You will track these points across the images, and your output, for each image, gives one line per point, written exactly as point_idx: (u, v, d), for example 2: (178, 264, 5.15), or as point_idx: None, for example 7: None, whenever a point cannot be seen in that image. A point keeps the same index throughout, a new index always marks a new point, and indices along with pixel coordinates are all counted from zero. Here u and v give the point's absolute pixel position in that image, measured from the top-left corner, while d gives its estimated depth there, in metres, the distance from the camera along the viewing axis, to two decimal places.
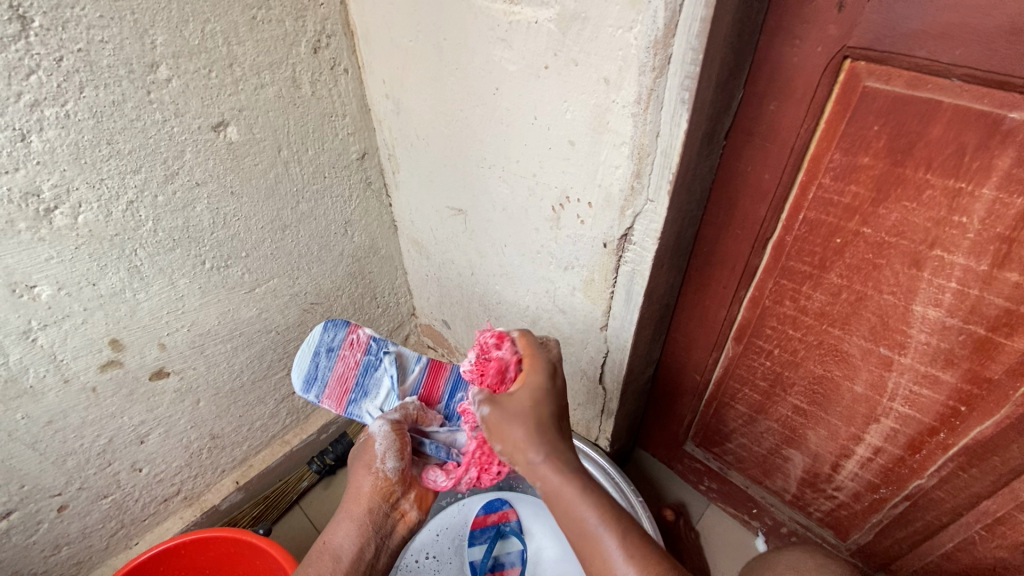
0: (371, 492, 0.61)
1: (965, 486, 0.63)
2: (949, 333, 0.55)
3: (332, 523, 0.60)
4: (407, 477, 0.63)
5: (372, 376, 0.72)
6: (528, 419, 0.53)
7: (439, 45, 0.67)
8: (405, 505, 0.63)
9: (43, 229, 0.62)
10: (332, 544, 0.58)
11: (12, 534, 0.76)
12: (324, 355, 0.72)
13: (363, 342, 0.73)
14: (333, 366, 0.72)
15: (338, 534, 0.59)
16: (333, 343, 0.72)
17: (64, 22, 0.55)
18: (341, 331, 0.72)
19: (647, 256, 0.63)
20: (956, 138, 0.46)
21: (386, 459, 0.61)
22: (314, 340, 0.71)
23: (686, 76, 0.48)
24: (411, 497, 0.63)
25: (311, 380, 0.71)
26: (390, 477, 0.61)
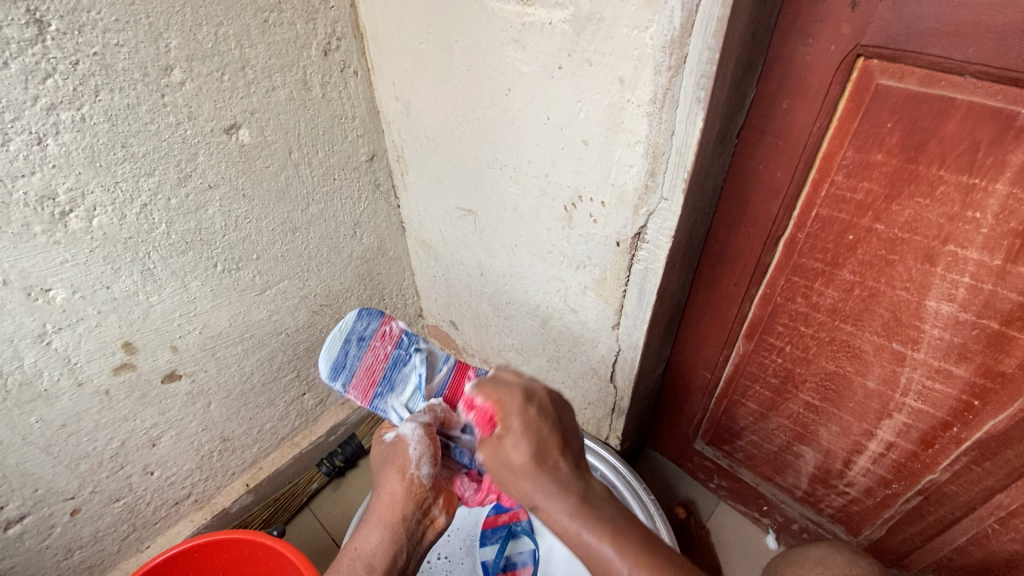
0: (403, 500, 0.57)
1: (978, 480, 0.63)
2: (962, 327, 0.55)
3: (361, 529, 0.57)
4: (439, 483, 0.60)
5: (399, 370, 0.71)
6: (518, 466, 0.50)
7: (451, 47, 0.68)
8: (436, 511, 0.59)
9: (59, 232, 0.62)
10: (364, 552, 0.54)
11: (26, 538, 0.76)
12: (356, 344, 0.72)
13: (394, 335, 0.73)
14: (363, 357, 0.72)
15: (370, 539, 0.55)
16: (365, 333, 0.73)
17: (80, 26, 0.55)
18: (374, 322, 0.73)
19: (661, 254, 0.63)
20: (970, 134, 0.46)
21: (421, 464, 0.59)
22: (345, 329, 0.72)
23: (702, 75, 0.48)
24: (441, 503, 0.60)
25: (339, 367, 0.70)
26: (424, 483, 0.58)
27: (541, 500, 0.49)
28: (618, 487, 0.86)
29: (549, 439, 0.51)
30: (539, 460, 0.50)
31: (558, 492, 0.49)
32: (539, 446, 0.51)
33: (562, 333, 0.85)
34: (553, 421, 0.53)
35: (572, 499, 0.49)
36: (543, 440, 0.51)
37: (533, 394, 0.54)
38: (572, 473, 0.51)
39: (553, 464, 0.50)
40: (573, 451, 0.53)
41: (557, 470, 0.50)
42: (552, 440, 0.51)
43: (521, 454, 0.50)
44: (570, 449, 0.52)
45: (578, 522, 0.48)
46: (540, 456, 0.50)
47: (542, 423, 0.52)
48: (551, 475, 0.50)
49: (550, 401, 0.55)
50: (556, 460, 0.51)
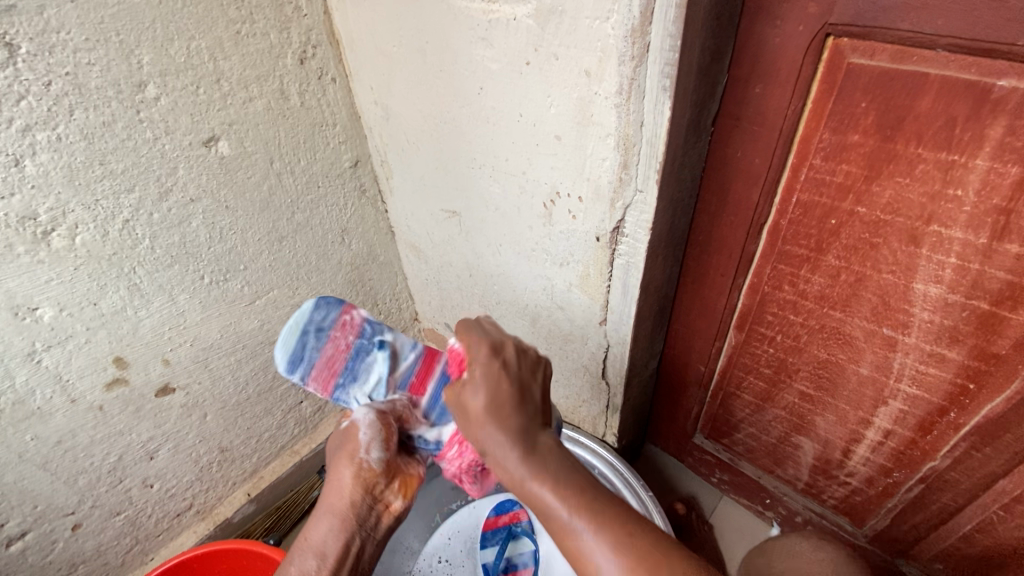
0: (352, 486, 0.57)
1: (980, 465, 0.61)
2: (952, 309, 0.53)
3: (313, 520, 0.56)
4: (392, 466, 0.59)
5: (362, 361, 0.67)
6: (483, 403, 0.48)
7: (423, 48, 0.67)
8: (391, 496, 0.58)
9: (42, 252, 0.62)
10: (315, 542, 0.55)
11: (29, 554, 0.77)
12: (315, 336, 0.66)
13: (357, 325, 0.68)
14: (323, 348, 0.66)
15: (322, 532, 0.55)
16: (326, 323, 0.67)
17: (50, 47, 0.56)
18: (335, 311, 0.68)
19: (640, 247, 0.62)
20: (946, 109, 0.45)
21: (369, 448, 0.58)
22: (302, 321, 0.66)
23: (666, 63, 0.47)
24: (396, 488, 0.59)
25: (297, 360, 0.65)
26: (374, 467, 0.58)
27: (495, 448, 0.47)
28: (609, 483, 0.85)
29: (508, 391, 0.49)
30: (496, 409, 0.48)
31: (513, 441, 0.47)
32: (497, 396, 0.49)
33: (552, 331, 0.84)
34: (519, 372, 0.52)
35: (529, 455, 0.46)
36: (505, 387, 0.49)
37: (503, 347, 0.53)
38: (531, 427, 0.48)
39: (508, 416, 0.48)
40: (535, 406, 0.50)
41: (517, 420, 0.48)
42: (514, 391, 0.50)
43: (478, 400, 0.49)
44: (534, 403, 0.50)
45: (531, 475, 0.46)
46: (498, 403, 0.48)
47: (506, 371, 0.51)
48: (509, 426, 0.47)
49: (521, 351, 0.54)
50: (518, 409, 0.49)
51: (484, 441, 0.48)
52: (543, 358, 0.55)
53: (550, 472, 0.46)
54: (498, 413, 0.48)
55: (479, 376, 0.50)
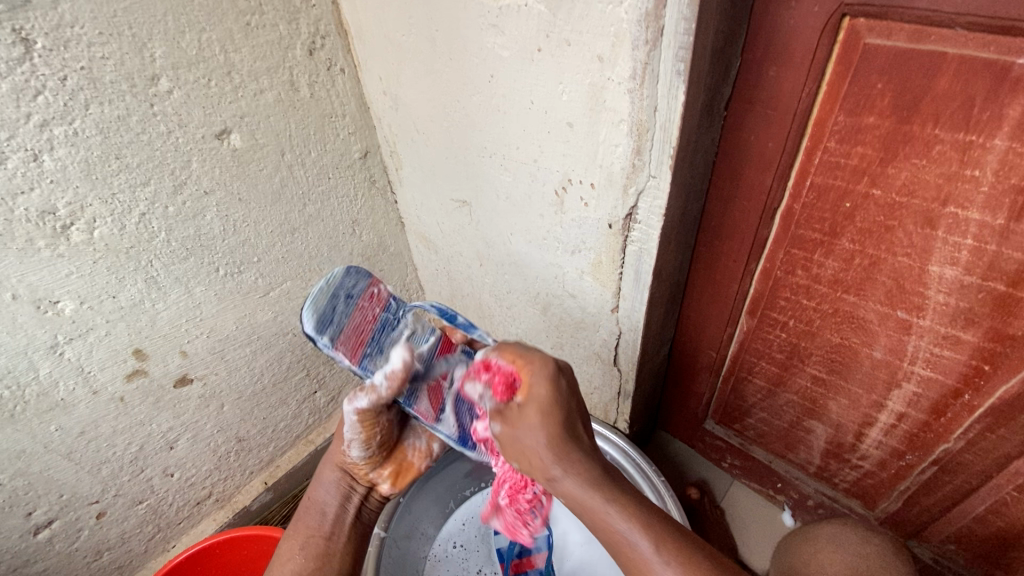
0: (342, 466, 0.70)
1: (994, 446, 0.61)
2: (968, 291, 0.53)
3: (317, 480, 0.69)
4: (376, 458, 0.70)
5: (387, 335, 0.66)
6: (549, 423, 0.52)
7: (432, 36, 0.67)
8: (379, 480, 0.72)
9: (62, 245, 0.63)
10: (317, 500, 0.68)
11: (55, 542, 0.79)
12: (343, 301, 0.62)
13: (383, 298, 0.67)
14: (352, 315, 0.63)
15: (323, 490, 0.68)
16: (354, 292, 0.64)
17: (65, 42, 0.56)
18: (363, 281, 0.65)
19: (653, 233, 0.62)
20: (964, 89, 0.44)
21: (352, 448, 0.67)
22: (334, 283, 0.62)
23: (681, 47, 0.47)
24: (385, 474, 0.72)
25: (325, 321, 0.59)
26: (359, 461, 0.68)
27: (565, 470, 0.51)
28: (627, 468, 0.85)
29: (572, 416, 0.53)
30: (560, 433, 0.52)
31: (581, 462, 0.51)
32: (563, 414, 0.53)
33: (563, 319, 0.85)
34: (570, 398, 0.55)
35: (595, 475, 0.51)
36: (566, 413, 0.53)
37: (560, 366, 0.57)
38: (590, 445, 0.53)
39: (574, 437, 0.52)
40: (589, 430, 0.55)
41: (580, 439, 0.53)
42: (568, 414, 0.53)
43: (542, 427, 0.52)
44: (589, 423, 0.56)
45: (599, 497, 0.49)
46: (562, 424, 0.52)
47: (563, 393, 0.54)
48: (574, 448, 0.52)
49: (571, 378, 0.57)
50: (578, 437, 0.53)
51: (551, 464, 0.52)
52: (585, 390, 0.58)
53: (614, 485, 0.50)
54: (562, 430, 0.52)
55: (537, 404, 0.53)
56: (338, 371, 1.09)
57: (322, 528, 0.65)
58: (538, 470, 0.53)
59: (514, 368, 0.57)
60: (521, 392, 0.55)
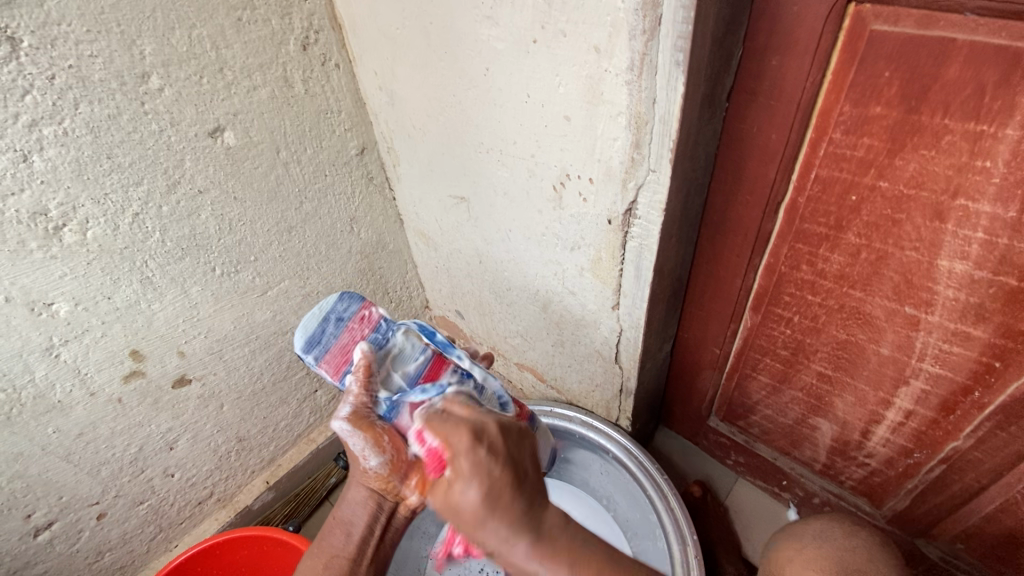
0: (367, 483, 0.65)
1: (1004, 445, 0.60)
2: (978, 286, 0.52)
3: (342, 499, 0.67)
4: (397, 469, 0.61)
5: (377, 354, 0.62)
6: (481, 497, 0.45)
7: (426, 29, 0.66)
8: (408, 492, 0.63)
9: (54, 247, 0.63)
10: (344, 518, 0.66)
11: (56, 543, 0.79)
12: (333, 323, 0.61)
13: (374, 319, 0.63)
14: (339, 336, 0.61)
15: (348, 509, 0.66)
16: (345, 314, 0.61)
17: (52, 40, 0.55)
18: (355, 303, 0.62)
19: (653, 229, 0.61)
20: (975, 77, 0.43)
21: (366, 460, 0.60)
22: (324, 306, 0.60)
23: (679, 36, 0.45)
24: (411, 487, 0.62)
25: (311, 343, 0.59)
26: (378, 472, 0.62)
27: (499, 540, 0.46)
28: (630, 468, 0.84)
29: (505, 481, 0.46)
30: (495, 504, 0.45)
31: (516, 530, 0.46)
32: (494, 485, 0.46)
33: (563, 316, 0.83)
34: (506, 457, 0.47)
35: (540, 541, 0.46)
36: (501, 483, 0.46)
37: (486, 429, 0.48)
38: (533, 502, 0.48)
39: (508, 502, 0.46)
40: (528, 482, 0.48)
41: (521, 502, 0.47)
42: (503, 480, 0.46)
43: (472, 501, 0.45)
44: (531, 474, 0.49)
45: (546, 563, 0.46)
46: (493, 495, 0.45)
47: (495, 459, 0.47)
48: (514, 516, 0.46)
49: (504, 431, 0.49)
50: (517, 499, 0.46)
51: (485, 534, 0.46)
52: (524, 430, 0.52)
53: (561, 542, 0.47)
54: (494, 501, 0.45)
55: (466, 480, 0.45)
56: None
57: (345, 549, 0.65)
58: (472, 534, 0.48)
59: (439, 447, 0.47)
60: (449, 470, 0.47)
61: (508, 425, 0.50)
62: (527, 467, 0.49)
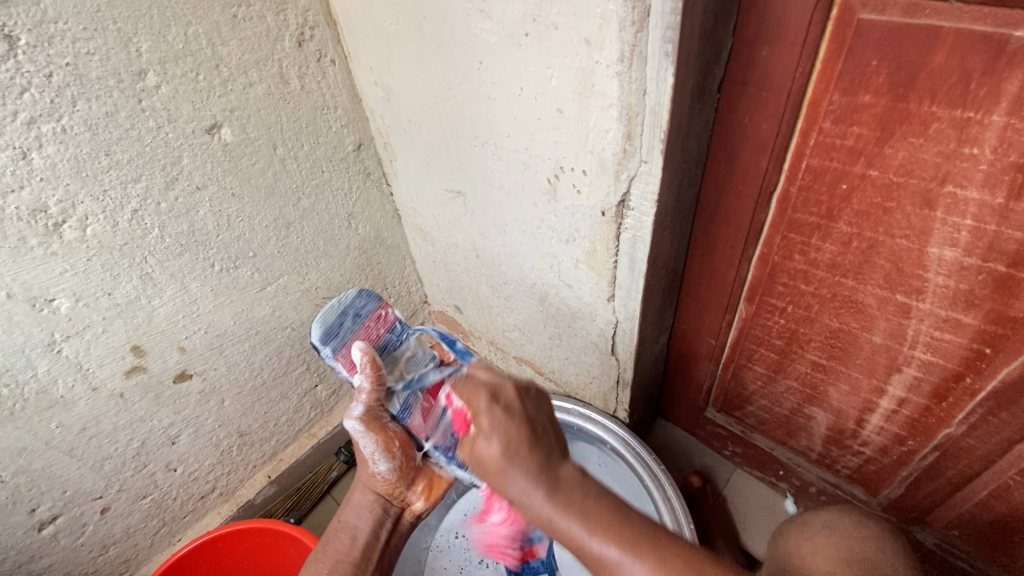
0: (373, 487, 0.67)
1: (996, 431, 0.60)
2: (968, 273, 0.52)
3: (347, 504, 0.68)
4: (406, 473, 0.66)
5: (389, 353, 0.69)
6: (499, 439, 0.48)
7: (420, 24, 0.66)
8: (412, 497, 0.68)
9: (55, 243, 0.63)
10: (348, 523, 0.66)
11: (61, 537, 0.80)
12: (352, 319, 0.68)
13: (389, 320, 0.70)
14: (356, 332, 0.68)
15: (353, 515, 0.66)
16: (363, 312, 0.69)
17: (49, 38, 0.56)
18: (373, 303, 0.70)
19: (647, 220, 0.61)
20: (961, 65, 0.43)
21: (377, 462, 0.64)
22: (345, 302, 0.68)
23: (667, 27, 0.46)
24: (418, 491, 0.67)
25: (330, 334, 0.66)
26: (387, 476, 0.65)
27: (517, 487, 0.46)
28: (627, 458, 0.85)
29: (522, 430, 0.49)
30: (513, 453, 0.47)
31: (534, 474, 0.46)
32: (512, 432, 0.49)
33: (560, 309, 0.84)
34: (523, 413, 0.51)
35: (555, 489, 0.45)
36: (517, 432, 0.49)
37: (507, 391, 0.54)
38: (551, 457, 0.48)
39: (525, 450, 0.48)
40: (550, 440, 0.50)
41: (538, 454, 0.47)
42: (521, 427, 0.49)
43: (491, 445, 0.48)
44: (550, 434, 0.51)
45: (561, 511, 0.44)
46: (511, 439, 0.48)
47: (512, 413, 0.51)
48: (529, 465, 0.46)
49: (523, 394, 0.54)
50: (533, 449, 0.48)
51: (505, 481, 0.47)
52: (546, 399, 0.56)
53: (577, 493, 0.45)
54: (512, 446, 0.48)
55: (486, 425, 0.50)
56: None
57: (350, 553, 0.63)
58: (495, 488, 0.48)
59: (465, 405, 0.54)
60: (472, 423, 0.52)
61: (530, 390, 0.55)
62: (547, 426, 0.52)
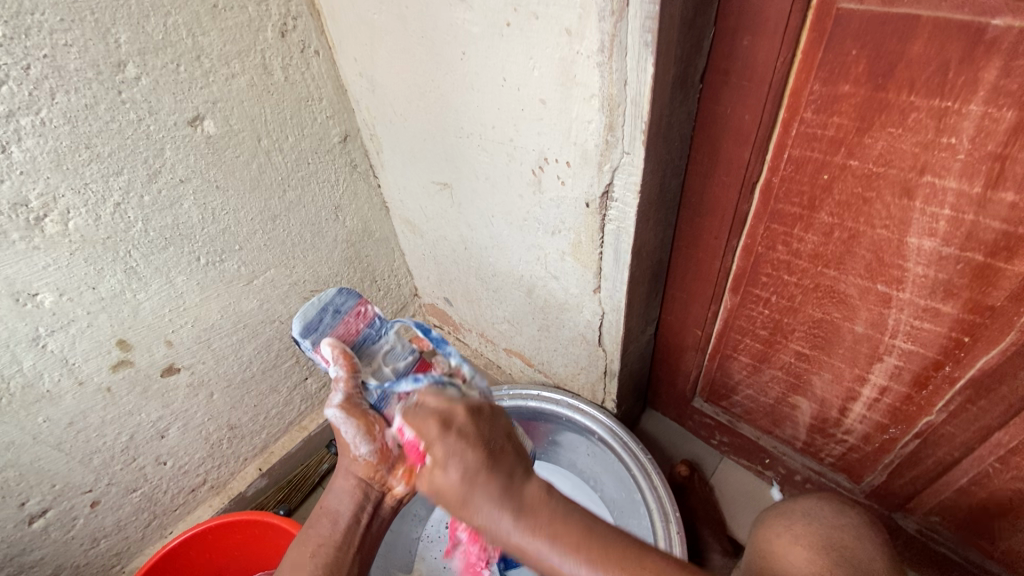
0: (355, 473, 0.67)
1: (975, 418, 0.61)
2: (946, 263, 0.53)
3: (331, 489, 0.68)
4: (387, 455, 0.64)
5: (370, 346, 0.69)
6: (457, 470, 0.48)
7: (403, 14, 0.66)
8: (394, 481, 0.66)
9: (37, 238, 0.63)
10: (332, 507, 0.66)
11: (51, 530, 0.80)
12: (331, 315, 0.68)
13: (370, 316, 0.70)
14: (337, 327, 0.68)
15: (336, 499, 0.67)
16: (343, 307, 0.70)
17: (26, 29, 0.55)
18: (353, 299, 0.70)
19: (630, 211, 0.61)
20: (939, 54, 0.43)
21: (357, 446, 0.64)
22: (323, 298, 0.69)
23: (646, 17, 0.45)
24: (399, 474, 0.65)
25: (310, 328, 0.66)
26: (368, 459, 0.65)
27: (481, 516, 0.47)
28: (613, 448, 0.85)
29: (477, 459, 0.49)
30: (474, 482, 0.48)
31: (496, 501, 0.47)
32: (467, 464, 0.49)
33: (547, 300, 0.84)
34: (476, 438, 0.51)
35: (518, 512, 0.47)
36: (474, 463, 0.49)
37: (454, 417, 0.53)
38: (513, 479, 0.49)
39: (484, 477, 0.48)
40: (508, 460, 0.50)
41: (497, 480, 0.48)
42: (478, 455, 0.49)
43: (450, 478, 0.48)
44: (508, 454, 0.51)
45: (527, 534, 0.45)
46: (468, 470, 0.48)
47: (465, 441, 0.50)
48: (492, 491, 0.47)
49: (473, 417, 0.53)
50: (494, 475, 0.48)
51: (468, 510, 0.48)
52: (497, 415, 0.55)
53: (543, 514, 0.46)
54: (470, 476, 0.48)
55: (441, 458, 0.49)
56: None
57: (332, 536, 0.64)
58: (461, 514, 0.49)
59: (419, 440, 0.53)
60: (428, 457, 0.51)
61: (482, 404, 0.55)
62: (505, 446, 0.52)
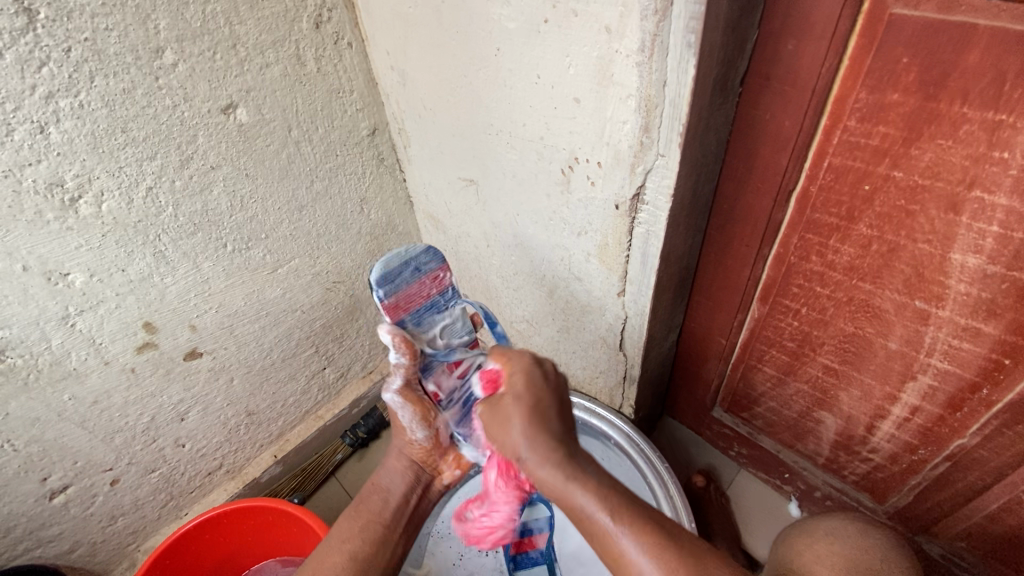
0: (408, 453, 0.73)
1: (1012, 444, 0.59)
2: (991, 282, 0.51)
3: (381, 468, 0.72)
4: (439, 442, 0.73)
5: (432, 315, 0.72)
6: (527, 404, 0.54)
7: (438, 8, 0.65)
8: (445, 466, 0.75)
9: (71, 218, 0.64)
10: (382, 483, 0.70)
11: (71, 507, 0.82)
12: (411, 271, 0.69)
13: (444, 283, 0.72)
14: (412, 284, 0.69)
15: (387, 478, 0.71)
16: (424, 266, 0.70)
17: (68, 12, 0.56)
18: (436, 260, 0.71)
19: (661, 215, 0.60)
20: (995, 64, 0.41)
21: (415, 430, 0.71)
22: (409, 251, 0.69)
23: (691, 17, 0.45)
24: (449, 461, 0.74)
25: (388, 280, 0.67)
26: (423, 443, 0.72)
27: (535, 457, 0.51)
28: (630, 455, 0.84)
29: (547, 403, 0.55)
30: (536, 421, 0.52)
31: (552, 451, 0.50)
32: (539, 402, 0.54)
33: (569, 302, 0.83)
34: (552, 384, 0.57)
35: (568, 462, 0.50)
36: (539, 398, 0.55)
37: (542, 358, 0.60)
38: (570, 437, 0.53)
39: (550, 418, 0.53)
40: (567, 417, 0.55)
41: (556, 428, 0.53)
42: (547, 402, 0.55)
43: (519, 406, 0.54)
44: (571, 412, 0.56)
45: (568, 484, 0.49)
46: (539, 411, 0.53)
47: (543, 383, 0.56)
48: (549, 440, 0.51)
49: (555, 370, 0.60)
50: (553, 423, 0.53)
51: (523, 447, 0.52)
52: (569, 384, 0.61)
53: (585, 469, 0.50)
54: (536, 415, 0.53)
55: (516, 390, 0.56)
56: (348, 349, 1.10)
57: (382, 513, 0.66)
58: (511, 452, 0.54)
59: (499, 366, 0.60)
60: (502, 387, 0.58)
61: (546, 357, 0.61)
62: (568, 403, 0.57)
